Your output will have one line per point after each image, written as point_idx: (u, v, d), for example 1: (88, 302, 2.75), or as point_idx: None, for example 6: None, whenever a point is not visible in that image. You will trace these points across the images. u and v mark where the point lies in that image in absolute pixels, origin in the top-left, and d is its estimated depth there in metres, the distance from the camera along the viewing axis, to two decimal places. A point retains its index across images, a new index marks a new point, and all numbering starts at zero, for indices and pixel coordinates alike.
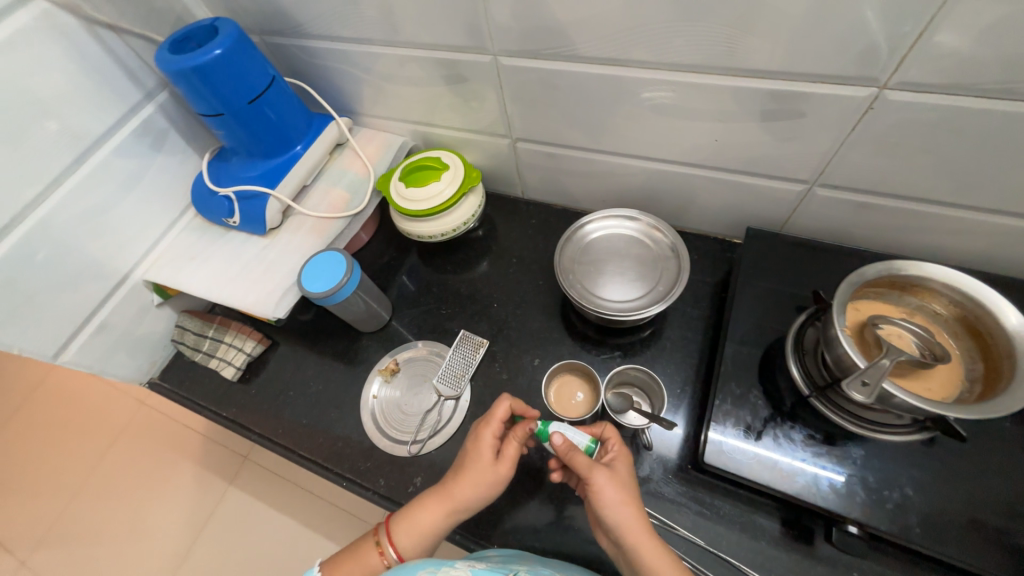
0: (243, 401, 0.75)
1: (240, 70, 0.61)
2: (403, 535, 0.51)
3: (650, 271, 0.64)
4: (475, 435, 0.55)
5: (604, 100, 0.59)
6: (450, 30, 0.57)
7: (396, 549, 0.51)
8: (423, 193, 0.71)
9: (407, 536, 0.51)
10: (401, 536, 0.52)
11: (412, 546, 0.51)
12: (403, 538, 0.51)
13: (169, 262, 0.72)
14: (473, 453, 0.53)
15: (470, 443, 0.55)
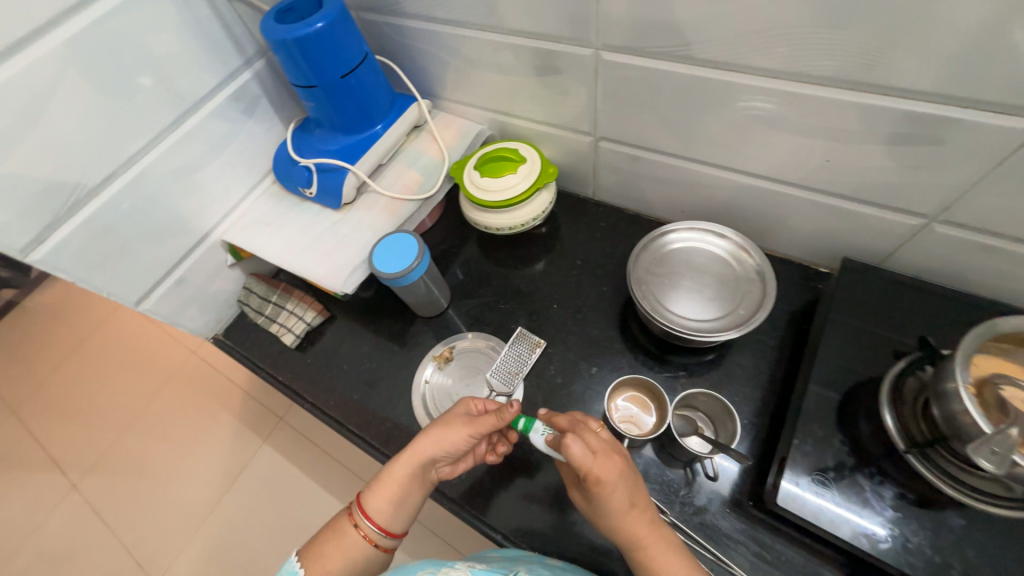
0: (298, 368, 0.77)
1: (338, 45, 0.62)
2: (376, 505, 0.55)
3: (731, 295, 0.60)
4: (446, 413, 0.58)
5: (707, 105, 0.55)
6: (554, 19, 0.55)
7: (371, 519, 0.55)
8: (497, 184, 0.70)
9: (380, 506, 0.55)
10: (375, 506, 0.55)
11: (383, 514, 0.55)
12: (375, 506, 0.55)
13: (246, 225, 0.75)
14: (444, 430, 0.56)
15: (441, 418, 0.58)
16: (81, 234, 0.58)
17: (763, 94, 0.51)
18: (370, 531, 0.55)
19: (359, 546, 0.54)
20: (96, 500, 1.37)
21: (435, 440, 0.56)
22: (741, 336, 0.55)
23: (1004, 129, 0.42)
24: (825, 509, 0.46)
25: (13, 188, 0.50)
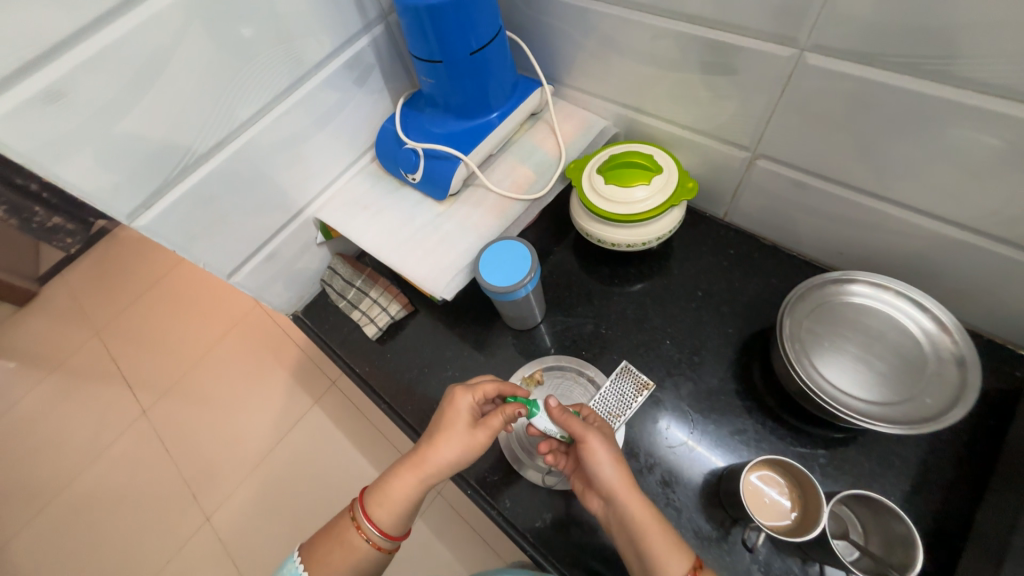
0: (376, 362, 0.73)
1: (473, 16, 0.53)
2: (381, 514, 0.50)
3: (907, 383, 0.48)
4: (443, 413, 0.53)
5: (942, 137, 0.43)
6: (754, 5, 0.44)
7: (375, 526, 0.50)
8: (623, 195, 0.60)
9: (385, 512, 0.50)
10: (379, 511, 0.50)
11: (390, 522, 0.50)
12: (380, 514, 0.50)
13: (342, 206, 0.70)
14: (448, 434, 0.51)
15: (443, 418, 0.52)
16: (186, 202, 0.54)
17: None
18: (374, 538, 0.50)
19: (365, 553, 0.50)
20: (160, 431, 1.44)
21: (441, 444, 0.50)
22: (905, 436, 0.44)
23: None
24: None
25: (127, 148, 0.47)
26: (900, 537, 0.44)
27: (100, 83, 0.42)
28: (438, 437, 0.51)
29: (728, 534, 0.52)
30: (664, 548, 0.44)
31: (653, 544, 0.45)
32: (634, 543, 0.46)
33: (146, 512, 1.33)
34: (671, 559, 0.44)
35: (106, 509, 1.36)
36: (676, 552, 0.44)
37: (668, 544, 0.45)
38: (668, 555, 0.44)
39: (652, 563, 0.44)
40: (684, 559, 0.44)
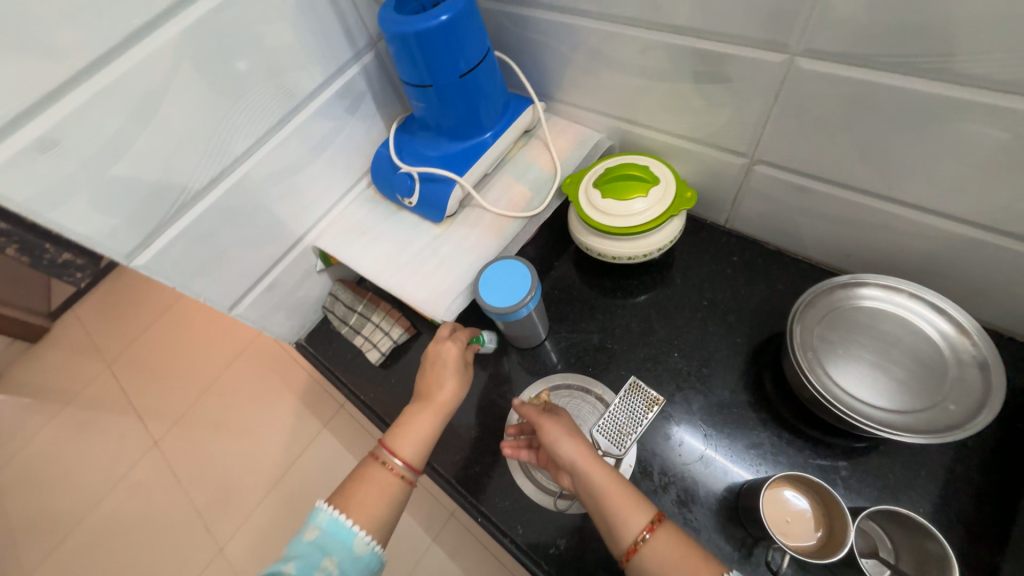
0: (381, 387, 0.72)
1: (461, 40, 0.53)
2: (410, 450, 0.51)
3: (928, 389, 0.47)
4: (434, 359, 0.56)
5: (946, 135, 0.41)
6: (741, 13, 0.43)
7: (402, 457, 0.51)
8: (621, 208, 0.59)
9: (411, 448, 0.51)
10: (404, 446, 0.51)
11: (417, 448, 0.52)
12: (408, 450, 0.51)
13: (340, 233, 0.70)
14: (447, 369, 0.55)
15: (436, 356, 0.56)
16: (184, 239, 0.54)
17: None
18: (405, 472, 0.51)
19: (396, 488, 0.50)
20: (171, 461, 1.43)
21: (447, 380, 0.54)
22: (929, 446, 0.42)
23: None
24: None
25: (123, 190, 0.47)
26: (931, 552, 0.42)
27: (94, 129, 0.43)
28: (441, 376, 0.55)
29: (751, 554, 0.50)
30: (625, 505, 0.44)
31: (611, 504, 0.45)
32: (598, 511, 0.46)
33: (159, 544, 1.32)
34: (633, 514, 0.44)
35: (119, 543, 1.35)
36: (636, 506, 0.45)
37: (628, 500, 0.45)
38: (629, 509, 0.44)
39: (614, 522, 0.44)
40: (643, 510, 0.44)
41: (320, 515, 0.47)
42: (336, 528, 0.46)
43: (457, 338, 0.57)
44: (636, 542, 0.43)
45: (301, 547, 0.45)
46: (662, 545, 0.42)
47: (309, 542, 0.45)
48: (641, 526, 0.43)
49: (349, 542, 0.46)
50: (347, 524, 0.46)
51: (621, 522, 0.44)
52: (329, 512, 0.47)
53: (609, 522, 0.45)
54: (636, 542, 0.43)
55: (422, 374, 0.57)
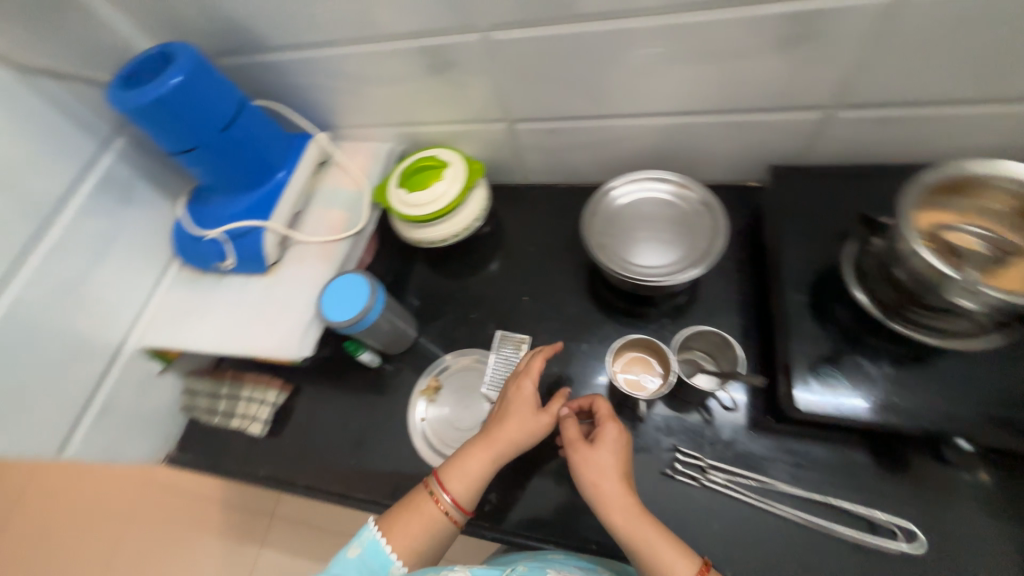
0: (277, 456, 0.69)
1: (206, 96, 0.55)
2: (458, 487, 0.50)
3: (686, 235, 0.61)
4: (505, 399, 0.55)
5: (610, 58, 0.55)
6: (432, 10, 0.52)
7: (450, 493, 0.50)
8: (427, 195, 0.66)
9: (462, 487, 0.50)
10: (455, 482, 0.50)
11: (467, 488, 0.50)
12: (457, 486, 0.50)
13: (163, 324, 0.65)
14: (515, 412, 0.53)
15: (510, 397, 0.54)
16: None
17: (660, 32, 0.51)
18: (451, 509, 0.49)
19: (441, 525, 0.49)
20: None
21: (508, 419, 0.52)
22: (700, 275, 0.57)
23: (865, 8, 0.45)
24: (839, 406, 0.49)
25: None
26: (730, 346, 0.57)
27: None
28: (515, 415, 0.52)
29: (634, 423, 0.59)
30: (672, 552, 0.43)
31: (658, 553, 0.44)
32: (638, 562, 0.45)
33: None
34: (681, 563, 0.43)
35: None
36: (681, 554, 0.44)
37: (674, 548, 0.44)
38: (677, 559, 0.43)
39: (660, 573, 0.43)
40: (691, 559, 0.43)
41: (365, 534, 0.49)
42: (377, 552, 0.47)
43: (530, 372, 0.55)
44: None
45: (342, 565, 0.47)
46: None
47: (351, 561, 0.47)
48: (690, 574, 0.42)
49: (388, 569, 0.47)
50: (386, 548, 0.48)
51: (668, 573, 0.43)
52: (373, 530, 0.49)
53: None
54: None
55: (494, 411, 0.55)
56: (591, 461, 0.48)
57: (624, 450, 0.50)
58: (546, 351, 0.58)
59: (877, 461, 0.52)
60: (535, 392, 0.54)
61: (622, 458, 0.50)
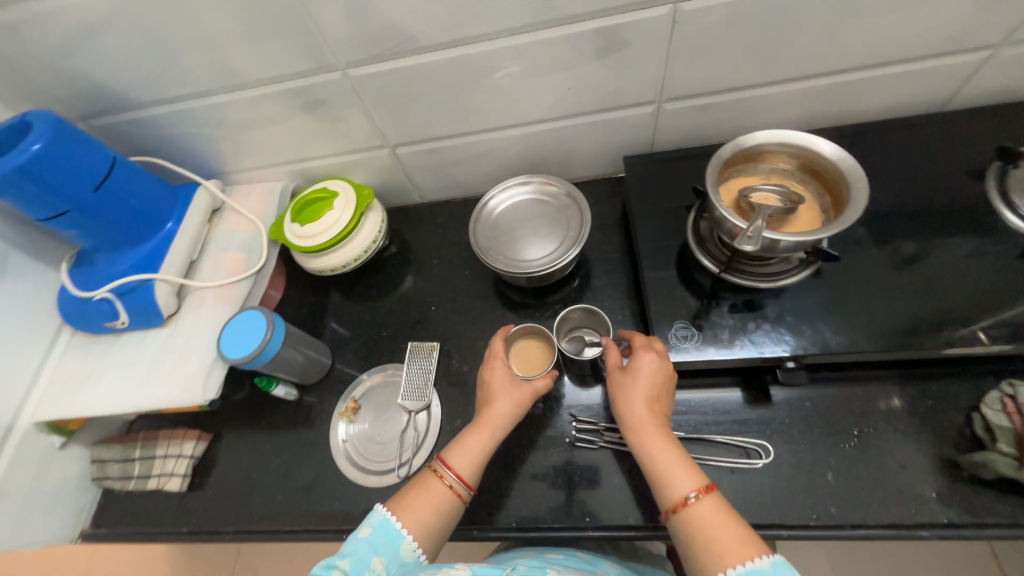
0: (201, 507, 0.67)
1: (73, 158, 0.55)
2: (462, 462, 0.52)
3: (559, 224, 0.68)
4: (485, 385, 0.58)
5: (463, 82, 0.61)
6: (287, 55, 0.56)
7: (454, 470, 0.51)
8: (320, 225, 0.69)
9: (465, 461, 0.52)
10: (457, 459, 0.52)
11: (471, 463, 0.52)
12: (460, 461, 0.52)
13: (57, 393, 0.64)
14: (502, 392, 0.57)
15: (493, 382, 0.57)
16: None
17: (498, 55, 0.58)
18: (457, 484, 0.51)
19: (449, 502, 0.50)
20: None
21: (498, 398, 0.56)
22: (577, 254, 0.63)
23: (655, 18, 0.53)
24: (726, 354, 0.55)
25: None
26: (604, 315, 0.66)
27: None
28: (497, 394, 0.56)
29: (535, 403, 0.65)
30: (682, 468, 0.45)
31: (670, 465, 0.46)
32: (651, 477, 0.46)
33: None
34: (689, 477, 0.44)
35: None
36: (695, 473, 0.45)
37: (687, 466, 0.45)
38: (687, 474, 0.45)
39: (666, 483, 0.45)
40: (700, 478, 0.45)
41: (375, 515, 0.48)
42: (389, 529, 0.47)
43: (497, 353, 0.60)
44: (684, 499, 0.43)
45: (353, 547, 0.45)
46: (708, 507, 0.43)
47: (364, 540, 0.46)
48: (694, 486, 0.44)
49: (400, 545, 0.46)
50: (397, 525, 0.47)
51: (675, 483, 0.44)
52: (382, 511, 0.48)
53: (659, 486, 0.45)
54: (687, 498, 0.43)
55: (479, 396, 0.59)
56: (636, 376, 0.51)
57: (666, 373, 0.52)
58: (501, 330, 0.63)
59: (746, 395, 0.58)
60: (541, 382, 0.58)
61: (660, 380, 0.52)
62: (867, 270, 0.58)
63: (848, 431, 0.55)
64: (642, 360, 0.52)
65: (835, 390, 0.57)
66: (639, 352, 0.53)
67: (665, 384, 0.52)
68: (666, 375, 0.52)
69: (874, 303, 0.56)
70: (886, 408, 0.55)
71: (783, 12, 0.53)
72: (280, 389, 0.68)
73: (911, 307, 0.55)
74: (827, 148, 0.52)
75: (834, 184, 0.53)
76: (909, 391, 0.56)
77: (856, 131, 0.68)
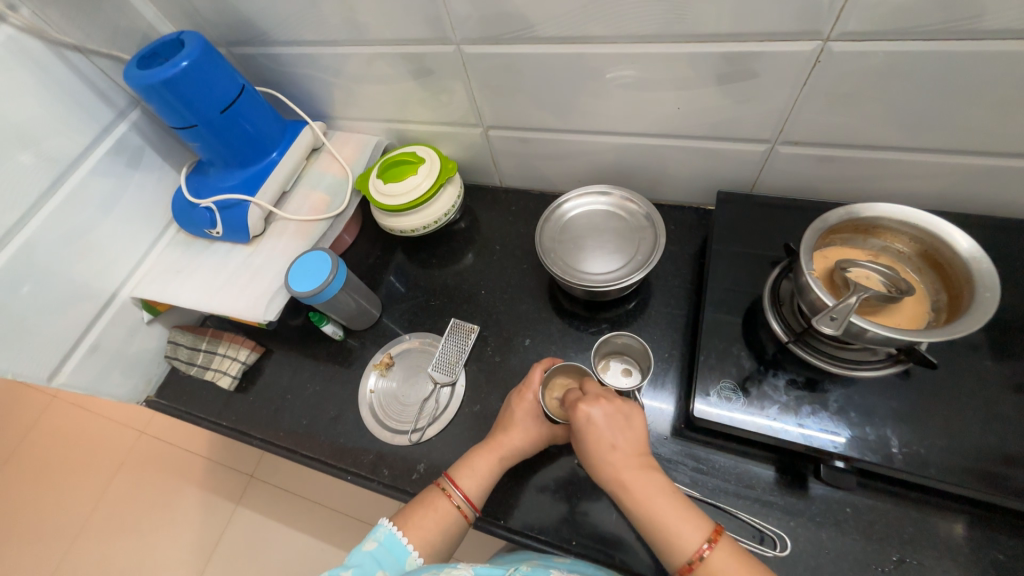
0: (241, 409, 0.75)
1: (210, 81, 0.61)
2: (470, 483, 0.55)
3: (628, 244, 0.66)
4: (508, 411, 0.60)
5: (569, 80, 0.59)
6: (411, 22, 0.58)
7: (462, 490, 0.54)
8: (401, 187, 0.72)
9: (473, 482, 0.55)
10: (465, 478, 0.55)
11: (477, 486, 0.55)
12: (469, 483, 0.55)
13: (156, 278, 0.74)
14: (518, 423, 0.58)
15: (515, 411, 0.59)
16: None
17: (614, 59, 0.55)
18: (463, 504, 0.53)
19: (454, 520, 0.53)
20: None
21: (513, 428, 0.57)
22: (639, 280, 0.61)
23: (797, 54, 0.48)
24: (766, 427, 0.51)
25: None
26: (648, 349, 0.63)
27: None
28: (514, 426, 0.58)
29: None
30: (673, 518, 0.43)
31: (661, 523, 0.43)
32: (649, 535, 0.45)
33: None
34: (685, 532, 0.43)
35: None
36: (689, 521, 0.43)
37: (681, 515, 0.44)
38: (680, 528, 0.43)
39: (666, 543, 0.43)
40: (699, 526, 0.43)
41: (381, 529, 0.51)
42: (394, 544, 0.50)
43: (531, 385, 0.60)
44: (688, 561, 0.42)
45: (359, 557, 0.49)
46: (719, 560, 0.41)
47: (368, 553, 0.49)
48: (694, 541, 0.42)
49: (403, 560, 0.50)
50: (403, 540, 0.50)
51: (674, 542, 0.43)
52: (388, 526, 0.52)
53: (659, 545, 0.44)
54: (690, 560, 0.42)
55: (499, 420, 0.61)
56: (590, 437, 0.49)
57: (618, 417, 0.50)
58: (545, 361, 0.62)
59: (779, 476, 0.54)
60: (563, 429, 0.58)
61: (616, 425, 0.49)
62: (965, 388, 0.50)
63: (886, 554, 0.48)
64: (586, 414, 0.50)
65: (886, 506, 0.50)
66: (578, 409, 0.50)
67: (625, 426, 0.49)
68: (621, 417, 0.50)
69: (963, 427, 0.48)
70: (940, 544, 0.48)
71: (954, 75, 0.45)
72: (331, 325, 0.74)
73: (1011, 446, 0.47)
74: (962, 241, 0.45)
75: (956, 282, 0.46)
76: (975, 535, 0.48)
77: (1004, 225, 0.58)
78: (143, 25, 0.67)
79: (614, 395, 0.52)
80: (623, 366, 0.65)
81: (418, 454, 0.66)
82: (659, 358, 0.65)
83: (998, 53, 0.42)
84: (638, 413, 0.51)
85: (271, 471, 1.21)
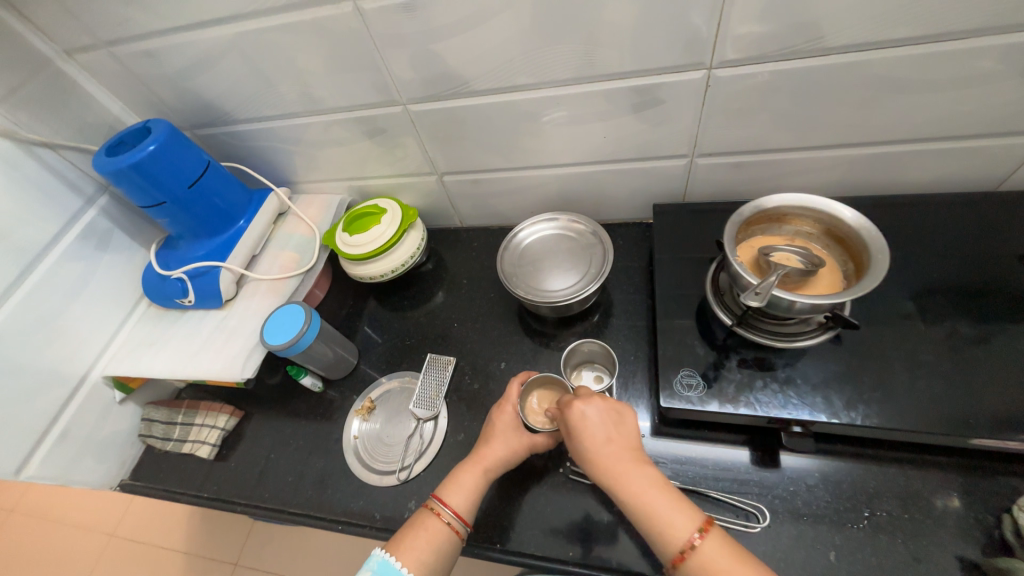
0: (222, 476, 0.74)
1: (175, 160, 0.65)
2: (458, 499, 0.55)
3: (581, 259, 0.71)
4: (489, 425, 0.62)
5: (507, 124, 0.67)
6: (360, 90, 0.65)
7: (450, 506, 0.55)
8: (366, 236, 0.76)
9: (461, 497, 0.55)
10: (453, 494, 0.56)
11: (464, 501, 0.55)
12: (457, 499, 0.55)
13: (129, 353, 0.75)
14: (499, 436, 0.60)
15: (496, 423, 0.61)
16: None
17: (542, 101, 0.62)
18: (454, 520, 0.54)
19: (446, 538, 0.53)
20: None
21: (495, 439, 0.59)
22: (595, 288, 0.66)
23: (691, 81, 0.56)
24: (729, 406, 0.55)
25: None
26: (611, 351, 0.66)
27: None
28: (494, 438, 0.60)
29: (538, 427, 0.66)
30: (667, 512, 0.45)
31: (656, 516, 0.46)
32: (644, 529, 0.46)
33: None
34: (678, 522, 0.45)
35: None
36: (683, 513, 0.45)
37: (671, 507, 0.46)
38: (673, 519, 0.45)
39: (659, 534, 0.45)
40: (692, 517, 0.45)
41: (374, 558, 0.51)
42: (386, 569, 0.50)
43: (509, 398, 0.62)
44: (682, 550, 0.43)
45: None
46: (710, 547, 0.43)
47: None
48: (687, 531, 0.44)
49: None
50: (396, 564, 0.50)
51: (667, 533, 0.45)
52: (381, 554, 0.51)
53: (654, 536, 0.45)
54: (682, 549, 0.43)
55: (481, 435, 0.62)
56: (584, 433, 0.51)
57: (612, 414, 0.53)
58: (522, 374, 0.64)
59: (751, 455, 0.57)
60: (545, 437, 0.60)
61: (610, 421, 0.52)
62: (891, 344, 0.56)
63: (857, 510, 0.51)
64: (581, 410, 0.52)
65: (851, 466, 0.54)
66: (573, 406, 0.53)
67: (618, 423, 0.52)
68: (614, 414, 0.53)
69: (896, 378, 0.53)
70: (903, 494, 0.51)
71: (817, 85, 0.55)
72: (310, 376, 0.74)
73: (939, 388, 0.52)
74: (852, 217, 0.52)
75: (857, 251, 0.52)
76: (924, 476, 0.52)
77: (896, 202, 0.66)
78: (109, 118, 0.73)
79: (605, 395, 0.55)
80: (594, 372, 0.68)
81: (408, 492, 0.65)
82: (626, 362, 0.69)
83: (846, 63, 0.52)
84: (630, 410, 0.54)
85: (257, 555, 1.14)
